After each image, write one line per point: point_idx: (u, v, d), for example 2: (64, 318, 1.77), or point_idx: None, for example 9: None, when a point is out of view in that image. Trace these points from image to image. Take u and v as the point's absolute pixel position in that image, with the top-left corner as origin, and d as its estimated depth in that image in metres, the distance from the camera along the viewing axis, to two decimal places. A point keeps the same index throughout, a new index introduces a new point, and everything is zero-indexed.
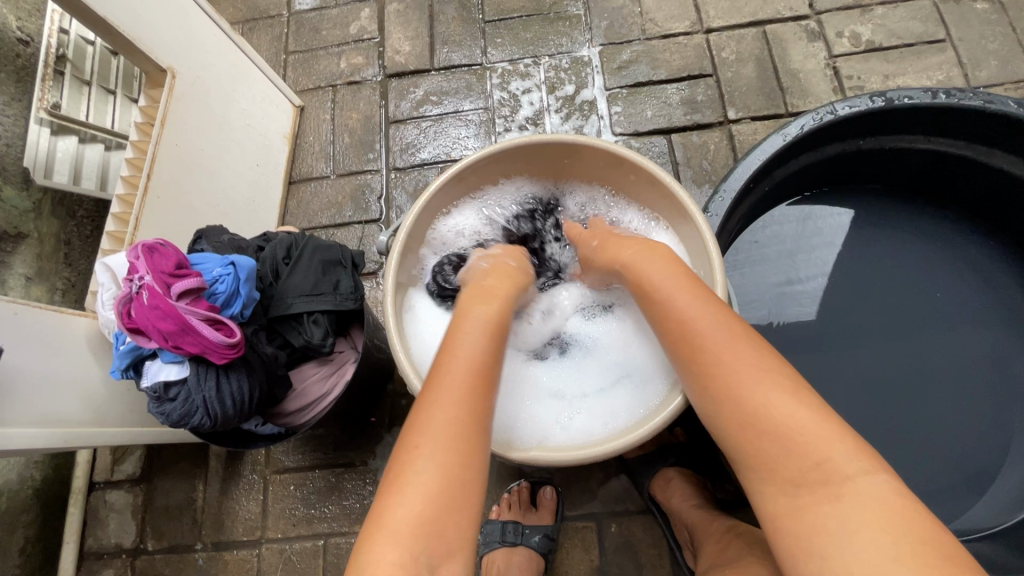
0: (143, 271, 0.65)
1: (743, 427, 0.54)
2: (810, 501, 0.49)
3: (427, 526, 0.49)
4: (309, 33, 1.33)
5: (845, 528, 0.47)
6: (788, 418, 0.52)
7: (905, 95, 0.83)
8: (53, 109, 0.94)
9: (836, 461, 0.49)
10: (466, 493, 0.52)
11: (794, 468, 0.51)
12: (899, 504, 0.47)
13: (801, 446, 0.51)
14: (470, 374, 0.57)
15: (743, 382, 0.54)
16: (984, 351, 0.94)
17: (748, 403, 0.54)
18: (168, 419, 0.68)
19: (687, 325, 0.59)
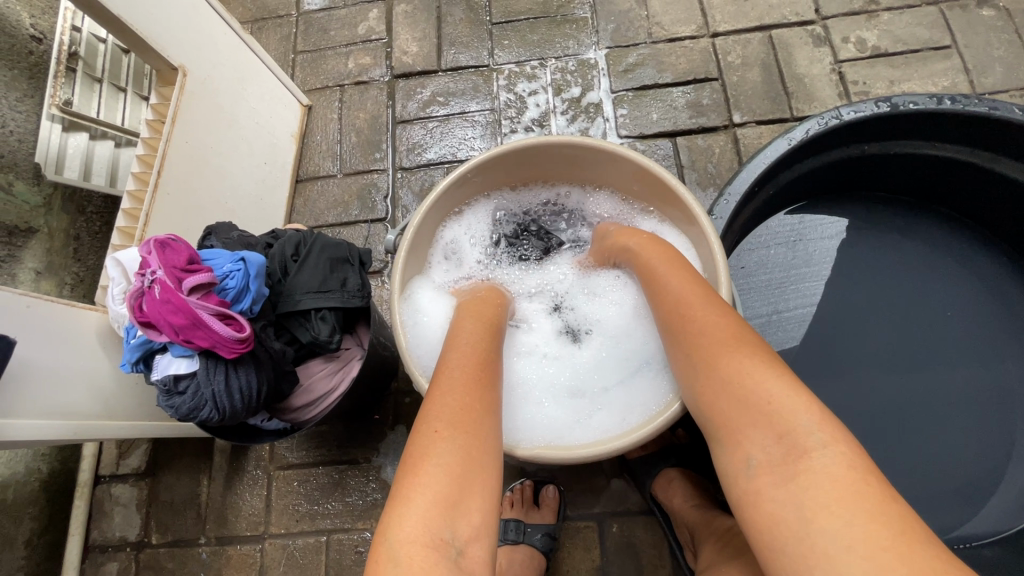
0: (156, 266, 0.66)
1: (719, 406, 0.55)
2: (770, 482, 0.49)
3: (453, 504, 0.49)
4: (317, 33, 1.35)
5: (800, 507, 0.46)
6: (756, 394, 0.52)
7: (911, 100, 0.84)
8: (65, 106, 0.95)
9: (798, 436, 0.49)
10: (484, 477, 0.52)
11: (762, 446, 0.50)
12: (853, 482, 0.45)
13: (766, 426, 0.51)
14: (473, 369, 0.60)
15: (722, 360, 0.56)
16: (987, 357, 0.95)
17: (725, 383, 0.55)
18: (178, 412, 0.69)
19: (681, 311, 0.62)
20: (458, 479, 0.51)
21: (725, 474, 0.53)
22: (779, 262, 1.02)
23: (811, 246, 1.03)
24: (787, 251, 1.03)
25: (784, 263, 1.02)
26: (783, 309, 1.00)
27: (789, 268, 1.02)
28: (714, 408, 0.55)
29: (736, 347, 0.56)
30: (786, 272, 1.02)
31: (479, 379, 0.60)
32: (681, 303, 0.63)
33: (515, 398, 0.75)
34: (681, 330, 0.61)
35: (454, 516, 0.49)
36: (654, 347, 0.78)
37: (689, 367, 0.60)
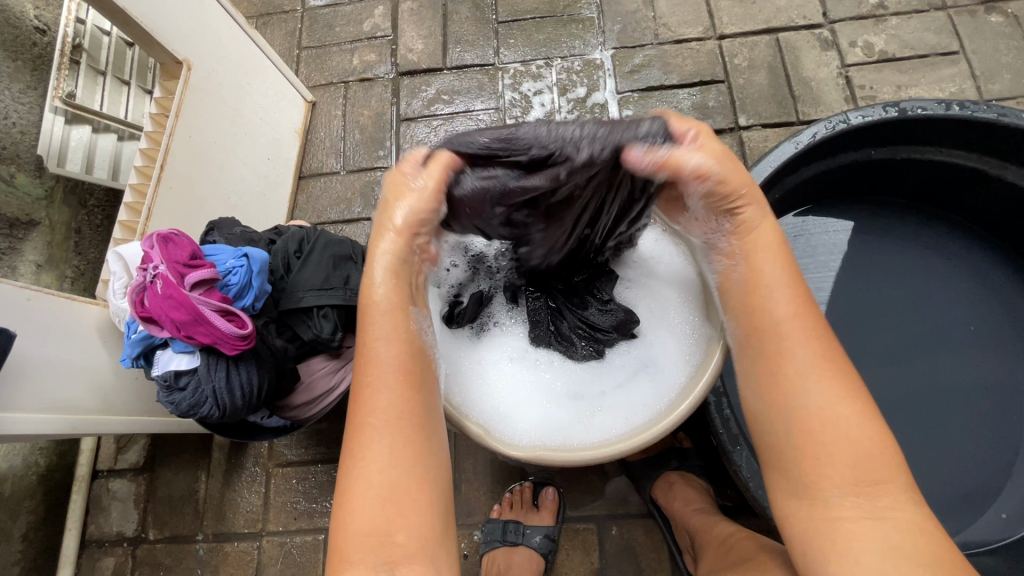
0: (158, 261, 0.66)
1: (803, 425, 0.54)
2: (853, 511, 0.51)
3: (374, 529, 0.51)
4: (322, 29, 1.34)
5: (881, 543, 0.49)
6: (848, 433, 0.53)
7: (919, 106, 0.83)
8: (68, 98, 0.94)
9: (886, 487, 0.52)
10: (412, 491, 0.53)
11: (846, 479, 0.52)
12: (925, 534, 0.50)
13: (855, 461, 0.52)
14: (397, 367, 0.56)
15: (819, 384, 0.55)
16: (991, 367, 0.94)
17: (818, 408, 0.54)
18: (178, 408, 0.69)
19: (781, 322, 0.58)
20: (385, 506, 0.52)
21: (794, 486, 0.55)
22: None
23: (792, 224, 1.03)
24: (794, 249, 1.02)
25: None
26: None
27: (796, 269, 1.01)
28: (795, 422, 0.55)
29: (837, 378, 0.55)
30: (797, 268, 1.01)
31: (404, 379, 0.55)
32: (779, 305, 0.58)
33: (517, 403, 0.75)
34: (770, 333, 0.58)
35: (381, 543, 0.51)
36: (655, 346, 0.78)
37: (766, 374, 0.58)
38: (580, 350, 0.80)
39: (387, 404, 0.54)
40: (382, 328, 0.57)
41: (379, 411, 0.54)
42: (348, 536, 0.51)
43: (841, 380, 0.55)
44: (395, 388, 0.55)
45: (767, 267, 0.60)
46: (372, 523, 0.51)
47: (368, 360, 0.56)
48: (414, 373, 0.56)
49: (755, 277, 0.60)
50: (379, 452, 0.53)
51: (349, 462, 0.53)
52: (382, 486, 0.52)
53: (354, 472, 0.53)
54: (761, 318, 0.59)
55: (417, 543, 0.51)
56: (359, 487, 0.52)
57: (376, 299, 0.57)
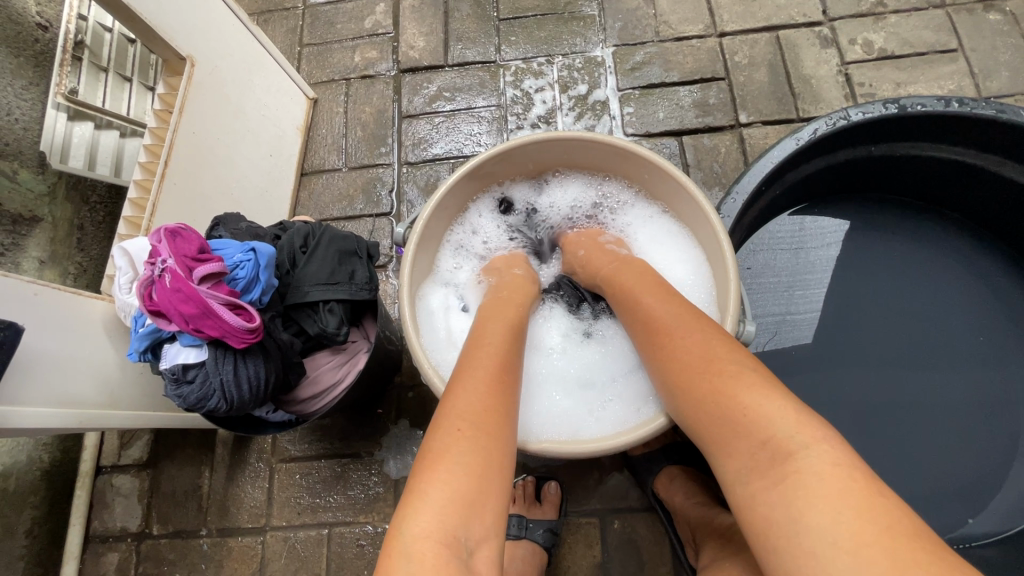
0: (166, 254, 0.66)
1: (697, 410, 0.56)
2: (761, 484, 0.49)
3: (465, 505, 0.48)
4: (323, 26, 1.34)
5: (792, 510, 0.46)
6: (729, 400, 0.53)
7: (918, 103, 0.84)
8: (70, 95, 0.94)
9: (781, 438, 0.49)
10: (496, 471, 0.52)
11: (747, 443, 0.51)
12: (840, 476, 0.45)
13: (745, 426, 0.51)
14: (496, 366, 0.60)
15: (714, 365, 0.56)
16: (989, 362, 0.95)
17: (704, 385, 0.55)
18: (185, 401, 0.69)
19: (664, 321, 0.63)
20: (476, 467, 0.51)
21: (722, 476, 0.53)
22: (778, 285, 1.02)
23: (762, 236, 1.03)
24: (790, 257, 1.03)
25: (786, 269, 1.02)
26: (795, 312, 1.00)
27: (792, 287, 1.01)
28: (695, 408, 0.56)
29: (718, 355, 0.57)
30: (814, 275, 1.02)
31: (506, 369, 0.60)
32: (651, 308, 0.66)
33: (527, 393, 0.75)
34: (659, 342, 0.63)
35: (466, 502, 0.49)
36: None
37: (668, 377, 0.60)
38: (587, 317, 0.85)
39: (491, 381, 0.58)
40: (495, 333, 0.65)
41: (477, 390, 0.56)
42: (434, 489, 0.49)
43: (723, 352, 0.57)
44: (497, 370, 0.59)
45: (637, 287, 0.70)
46: (462, 479, 0.50)
47: (478, 347, 0.63)
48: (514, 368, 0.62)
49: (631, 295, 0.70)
50: (476, 418, 0.54)
51: (444, 424, 0.53)
52: (474, 449, 0.52)
53: (452, 430, 0.53)
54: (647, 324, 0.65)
55: (491, 515, 0.49)
56: (456, 443, 0.52)
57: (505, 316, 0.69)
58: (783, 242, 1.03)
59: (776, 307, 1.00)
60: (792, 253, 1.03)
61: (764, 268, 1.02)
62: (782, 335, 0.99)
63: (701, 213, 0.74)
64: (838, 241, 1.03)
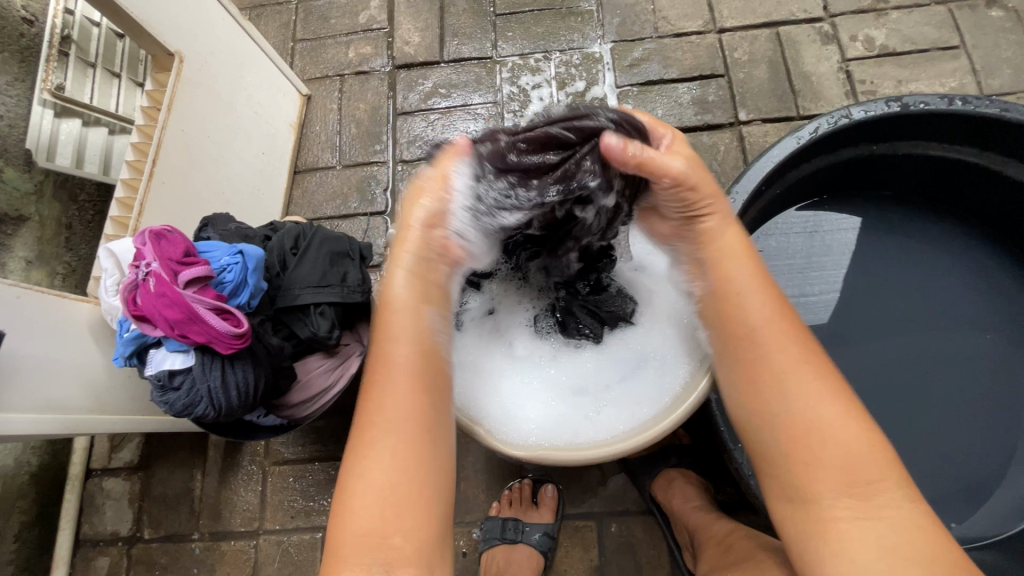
0: (150, 258, 0.64)
1: (794, 428, 0.54)
2: (848, 513, 0.50)
3: (378, 527, 0.50)
4: (317, 21, 1.32)
5: (879, 544, 0.48)
6: (838, 433, 0.52)
7: (922, 101, 0.82)
8: (57, 91, 0.92)
9: (881, 486, 0.51)
10: (416, 487, 0.53)
11: (839, 478, 0.51)
12: (931, 532, 0.49)
13: (853, 464, 0.51)
14: (411, 363, 0.56)
15: (801, 380, 0.55)
16: (991, 363, 0.94)
17: (800, 408, 0.54)
18: (172, 408, 0.68)
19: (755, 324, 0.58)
20: (385, 510, 0.51)
21: (787, 488, 0.54)
22: (793, 269, 1.01)
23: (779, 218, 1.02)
24: (805, 240, 1.02)
25: (801, 252, 1.01)
26: (807, 295, 1.00)
27: (807, 272, 1.00)
28: (785, 424, 0.54)
29: (824, 382, 0.55)
30: (828, 257, 1.01)
31: (417, 383, 0.56)
32: (749, 301, 0.59)
33: (521, 402, 0.74)
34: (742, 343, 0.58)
35: (380, 546, 0.50)
36: (657, 343, 0.77)
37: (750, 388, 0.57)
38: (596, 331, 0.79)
39: (392, 406, 0.54)
40: (400, 326, 0.58)
41: (395, 401, 0.54)
42: (348, 540, 0.50)
43: (826, 378, 0.55)
44: (403, 387, 0.55)
45: (743, 282, 0.60)
46: (372, 524, 0.51)
47: (384, 357, 0.57)
48: (427, 374, 0.57)
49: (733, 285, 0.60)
50: (384, 454, 0.53)
51: (363, 444, 0.53)
52: (384, 489, 0.52)
53: (359, 471, 0.53)
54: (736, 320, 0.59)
55: (413, 547, 0.51)
56: (360, 486, 0.52)
57: (395, 296, 0.59)
58: (797, 226, 1.03)
59: (791, 290, 1.00)
60: (807, 237, 1.02)
61: (777, 251, 1.01)
62: (793, 317, 0.99)
63: None
64: (851, 227, 1.03)
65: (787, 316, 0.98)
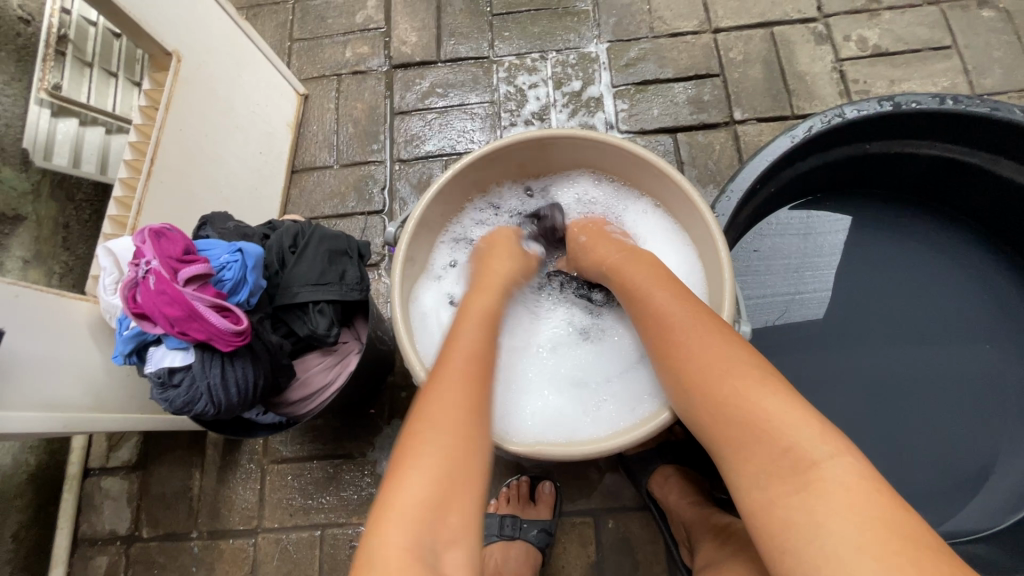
0: (150, 256, 0.65)
1: (718, 415, 0.54)
2: (781, 492, 0.49)
3: (429, 511, 0.48)
4: (314, 21, 1.32)
5: (814, 518, 0.46)
6: (762, 414, 0.52)
7: (913, 100, 0.83)
8: (54, 91, 0.92)
9: (802, 448, 0.49)
10: (465, 474, 0.51)
11: (765, 458, 0.51)
12: (866, 491, 0.46)
13: (772, 436, 0.51)
14: (468, 364, 0.58)
15: (717, 368, 0.56)
16: (982, 358, 0.95)
17: (724, 400, 0.54)
18: (172, 405, 0.68)
19: (670, 320, 0.62)
20: (445, 481, 0.50)
21: (733, 477, 0.53)
22: (788, 269, 1.01)
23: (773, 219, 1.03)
24: (799, 241, 1.02)
25: (796, 252, 1.01)
26: (798, 294, 0.99)
27: (799, 275, 1.00)
28: (711, 415, 0.55)
29: (743, 368, 0.55)
30: (822, 257, 1.01)
31: (474, 376, 0.57)
32: (665, 310, 0.62)
33: (523, 396, 0.74)
34: (668, 348, 0.61)
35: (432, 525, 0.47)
36: None
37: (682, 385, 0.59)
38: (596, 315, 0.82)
39: (469, 391, 0.56)
40: (471, 330, 0.62)
41: (449, 395, 0.55)
42: (404, 505, 0.48)
43: (743, 367, 0.55)
44: (472, 377, 0.57)
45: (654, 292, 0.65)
46: (427, 498, 0.48)
47: (454, 350, 0.59)
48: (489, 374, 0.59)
49: (641, 298, 0.65)
50: (434, 443, 0.51)
51: (413, 429, 0.53)
52: (446, 462, 0.51)
53: (429, 441, 0.51)
54: (659, 324, 0.63)
55: (461, 534, 0.49)
56: (428, 453, 0.51)
57: (477, 308, 0.65)
58: (791, 228, 1.03)
59: (783, 289, 1.00)
60: (801, 238, 1.02)
61: (772, 251, 1.02)
62: (790, 314, 0.99)
63: (696, 211, 0.73)
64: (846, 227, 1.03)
65: (786, 313, 0.99)
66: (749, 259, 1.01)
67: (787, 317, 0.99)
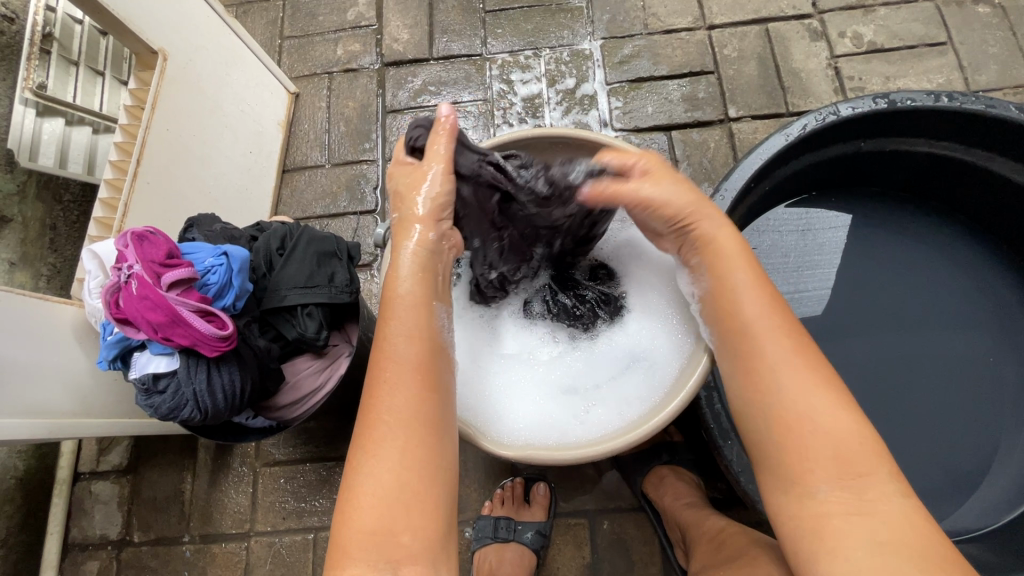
0: (132, 260, 0.64)
1: (786, 427, 0.54)
2: (840, 508, 0.50)
3: (382, 534, 0.49)
4: (304, 19, 1.31)
5: (875, 538, 0.48)
6: (839, 440, 0.52)
7: (908, 97, 0.82)
8: (39, 89, 0.89)
9: (874, 479, 0.51)
10: (424, 487, 0.51)
11: (832, 473, 0.51)
12: (924, 527, 0.49)
13: (846, 461, 0.51)
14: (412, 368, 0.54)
15: (796, 377, 0.54)
16: (978, 357, 0.94)
17: (795, 408, 0.53)
18: (157, 412, 0.67)
19: (746, 309, 0.58)
20: (390, 506, 0.50)
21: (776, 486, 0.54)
22: (787, 266, 1.01)
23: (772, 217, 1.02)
24: (796, 238, 1.02)
25: (794, 250, 1.01)
26: (798, 293, 0.99)
27: (798, 274, 1.00)
28: (776, 421, 0.54)
29: (812, 371, 0.55)
30: (821, 254, 1.01)
31: (422, 381, 0.54)
32: (753, 303, 0.58)
33: (511, 400, 0.73)
34: (740, 335, 0.58)
35: (385, 544, 0.49)
36: (646, 342, 0.76)
37: (750, 380, 0.56)
38: (590, 320, 0.80)
39: (401, 403, 0.53)
40: (404, 324, 0.57)
41: (394, 406, 0.53)
42: (352, 538, 0.49)
43: (821, 375, 0.55)
44: (409, 388, 0.53)
45: (733, 273, 0.60)
46: (378, 520, 0.49)
47: (387, 357, 0.55)
48: (432, 371, 0.55)
49: (724, 279, 0.60)
50: (381, 462, 0.51)
51: (359, 446, 0.52)
52: (388, 487, 0.50)
53: (365, 467, 0.51)
54: (729, 307, 0.59)
55: (420, 547, 0.49)
56: (368, 482, 0.50)
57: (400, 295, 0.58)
58: (790, 224, 1.03)
59: (779, 287, 1.00)
60: (800, 235, 1.02)
61: (770, 249, 1.02)
62: (790, 314, 0.99)
63: None
64: (845, 226, 1.03)
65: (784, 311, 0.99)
66: (747, 256, 1.01)
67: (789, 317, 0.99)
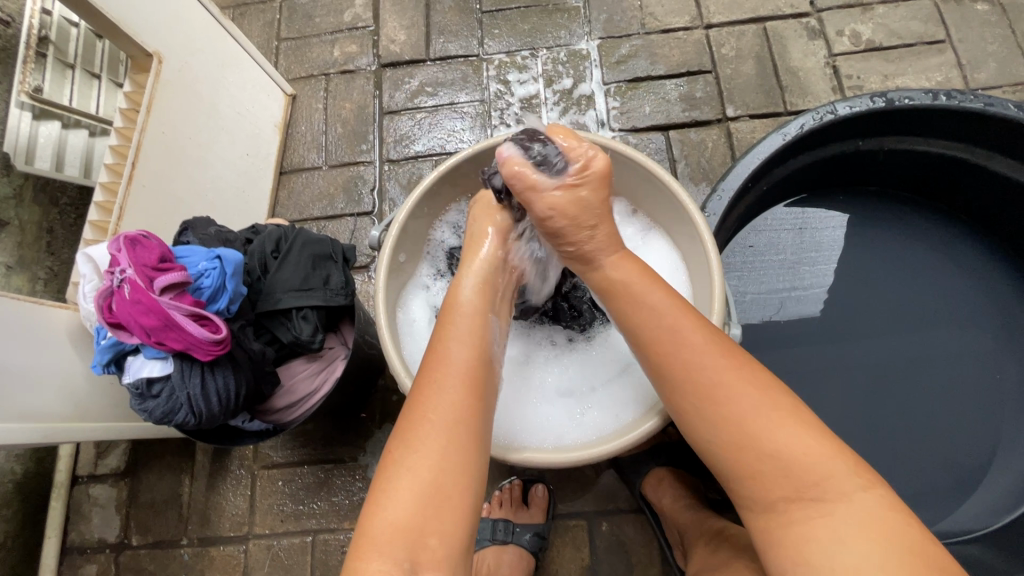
0: (126, 264, 0.63)
1: (735, 450, 0.53)
2: (801, 514, 0.51)
3: (410, 531, 0.49)
4: (301, 20, 1.31)
5: (834, 540, 0.48)
6: (794, 455, 0.51)
7: (906, 96, 0.82)
8: (34, 93, 0.89)
9: (835, 479, 0.50)
10: (457, 488, 0.51)
11: (786, 485, 0.51)
12: (892, 520, 0.48)
13: (804, 468, 0.51)
14: (459, 375, 0.56)
15: (739, 399, 0.53)
16: (977, 357, 0.94)
17: (739, 429, 0.53)
18: (152, 416, 0.67)
19: (687, 349, 0.56)
20: (426, 504, 0.50)
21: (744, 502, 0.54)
22: (783, 262, 1.00)
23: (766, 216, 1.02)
24: (793, 234, 1.01)
25: (791, 246, 1.01)
26: (795, 289, 0.99)
27: (795, 270, 1.00)
28: (727, 451, 0.54)
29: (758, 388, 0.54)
30: (817, 247, 1.01)
31: (468, 388, 0.55)
32: (679, 334, 0.56)
33: (509, 401, 0.73)
34: (676, 371, 0.56)
35: (412, 543, 0.48)
36: None
37: (690, 411, 0.56)
38: (587, 321, 0.79)
39: (446, 408, 0.54)
40: (461, 331, 0.59)
41: (442, 408, 0.54)
42: (382, 528, 0.49)
43: (763, 387, 0.54)
44: (459, 392, 0.54)
45: (655, 299, 0.58)
46: (410, 517, 0.49)
47: (442, 360, 0.56)
48: (484, 385, 0.57)
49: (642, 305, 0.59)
50: (419, 458, 0.51)
51: (398, 443, 0.52)
52: (426, 482, 0.50)
53: (404, 461, 0.51)
54: (649, 340, 0.58)
55: (444, 551, 0.49)
56: (405, 477, 0.50)
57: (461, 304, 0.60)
58: (786, 221, 1.02)
59: (775, 284, 0.99)
60: (796, 230, 1.02)
61: (766, 246, 1.01)
62: (786, 311, 0.98)
63: (687, 217, 0.72)
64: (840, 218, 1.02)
65: (782, 306, 0.98)
66: (738, 254, 1.01)
67: (785, 313, 0.98)
